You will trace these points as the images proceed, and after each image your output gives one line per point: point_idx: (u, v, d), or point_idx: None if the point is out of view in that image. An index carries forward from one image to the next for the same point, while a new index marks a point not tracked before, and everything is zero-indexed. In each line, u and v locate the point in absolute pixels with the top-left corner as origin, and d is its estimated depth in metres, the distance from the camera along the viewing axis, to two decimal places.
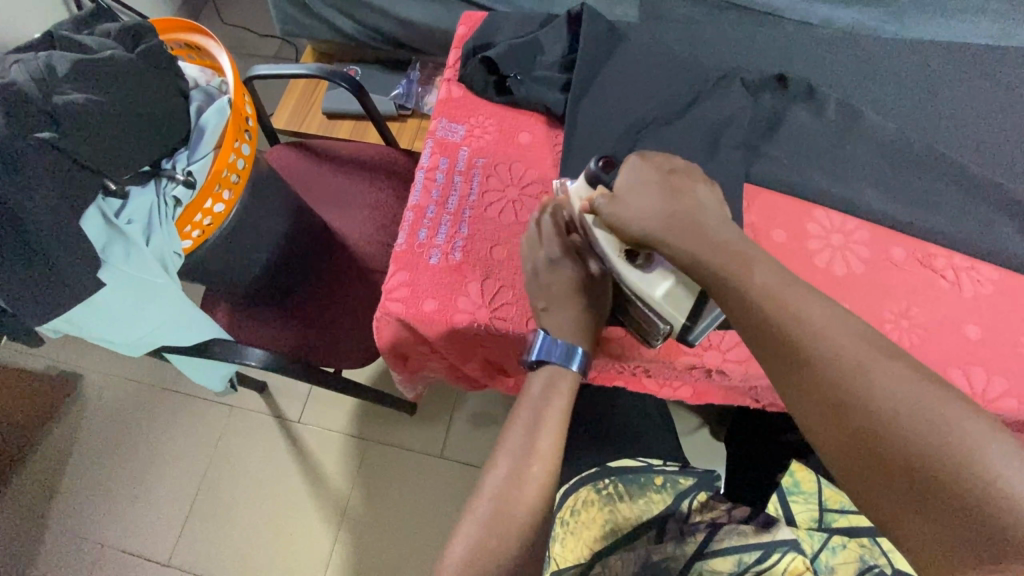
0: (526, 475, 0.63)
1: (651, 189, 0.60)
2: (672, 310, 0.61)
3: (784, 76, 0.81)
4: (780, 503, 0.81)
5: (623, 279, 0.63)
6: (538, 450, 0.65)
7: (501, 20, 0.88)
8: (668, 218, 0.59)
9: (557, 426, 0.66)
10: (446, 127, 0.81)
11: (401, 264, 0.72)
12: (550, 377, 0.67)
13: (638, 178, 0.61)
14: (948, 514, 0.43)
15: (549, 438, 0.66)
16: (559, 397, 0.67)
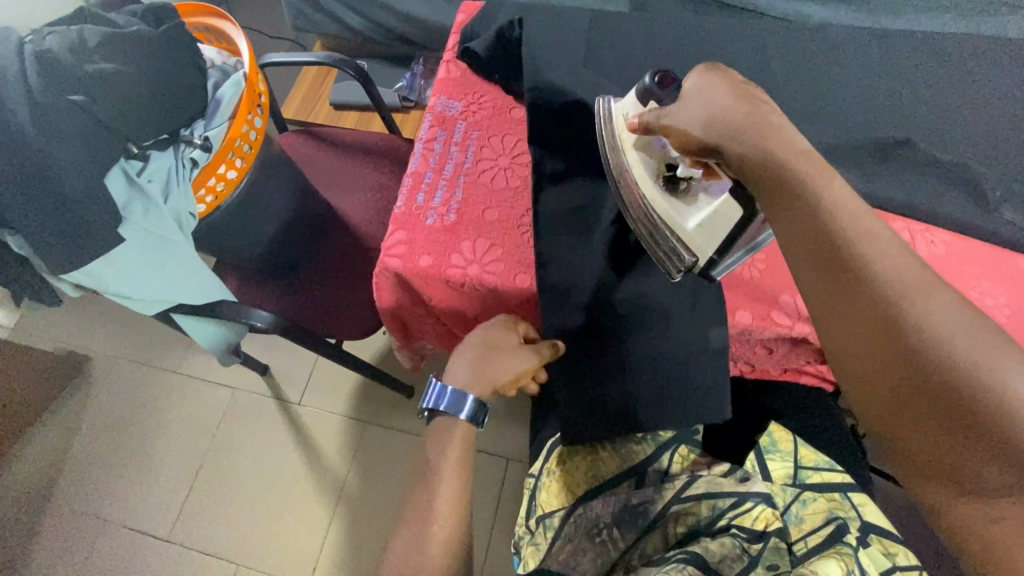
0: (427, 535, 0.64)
1: (719, 100, 0.56)
2: (699, 242, 0.63)
3: (759, 59, 0.87)
4: (757, 461, 0.80)
5: (658, 206, 0.65)
6: (434, 506, 0.67)
7: (498, 8, 0.95)
8: (733, 121, 0.55)
9: (452, 476, 0.70)
10: (445, 103, 0.87)
11: (400, 224, 0.78)
12: (444, 427, 0.74)
13: (705, 90, 0.57)
14: (984, 440, 0.41)
15: (450, 473, 0.70)
16: (455, 444, 0.72)
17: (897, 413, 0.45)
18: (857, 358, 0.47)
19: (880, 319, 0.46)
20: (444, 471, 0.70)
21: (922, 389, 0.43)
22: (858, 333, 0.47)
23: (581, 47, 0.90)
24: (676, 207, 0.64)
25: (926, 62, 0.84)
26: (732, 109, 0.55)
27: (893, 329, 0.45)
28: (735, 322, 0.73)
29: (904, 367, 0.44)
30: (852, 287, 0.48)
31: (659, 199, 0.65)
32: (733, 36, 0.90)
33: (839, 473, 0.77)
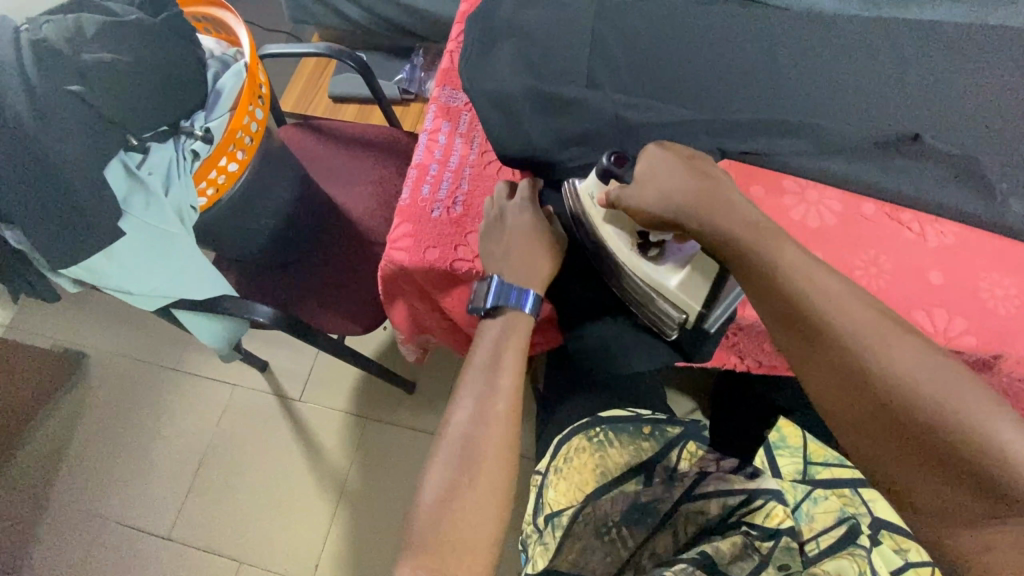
0: (489, 413, 0.69)
1: (678, 178, 0.66)
2: (687, 298, 0.68)
3: (767, 48, 0.86)
4: (766, 457, 0.83)
5: (640, 271, 0.68)
6: (496, 390, 0.70)
7: None
8: (690, 199, 0.65)
9: (513, 364, 0.72)
10: (449, 94, 0.86)
11: (405, 216, 0.77)
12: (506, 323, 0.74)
13: (663, 168, 0.66)
14: (952, 469, 0.50)
15: (513, 363, 0.72)
16: (517, 333, 0.73)
17: (879, 450, 0.55)
18: (841, 406, 0.57)
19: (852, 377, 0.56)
20: (507, 363, 0.72)
21: (896, 429, 0.53)
22: (850, 390, 0.56)
23: (586, 37, 0.88)
24: (658, 270, 0.67)
25: (937, 49, 0.82)
26: (687, 188, 0.65)
27: (872, 384, 0.55)
28: (744, 315, 0.73)
29: (878, 414, 0.54)
30: (837, 349, 0.57)
31: (639, 265, 0.68)
32: (741, 24, 0.89)
33: (849, 469, 0.79)
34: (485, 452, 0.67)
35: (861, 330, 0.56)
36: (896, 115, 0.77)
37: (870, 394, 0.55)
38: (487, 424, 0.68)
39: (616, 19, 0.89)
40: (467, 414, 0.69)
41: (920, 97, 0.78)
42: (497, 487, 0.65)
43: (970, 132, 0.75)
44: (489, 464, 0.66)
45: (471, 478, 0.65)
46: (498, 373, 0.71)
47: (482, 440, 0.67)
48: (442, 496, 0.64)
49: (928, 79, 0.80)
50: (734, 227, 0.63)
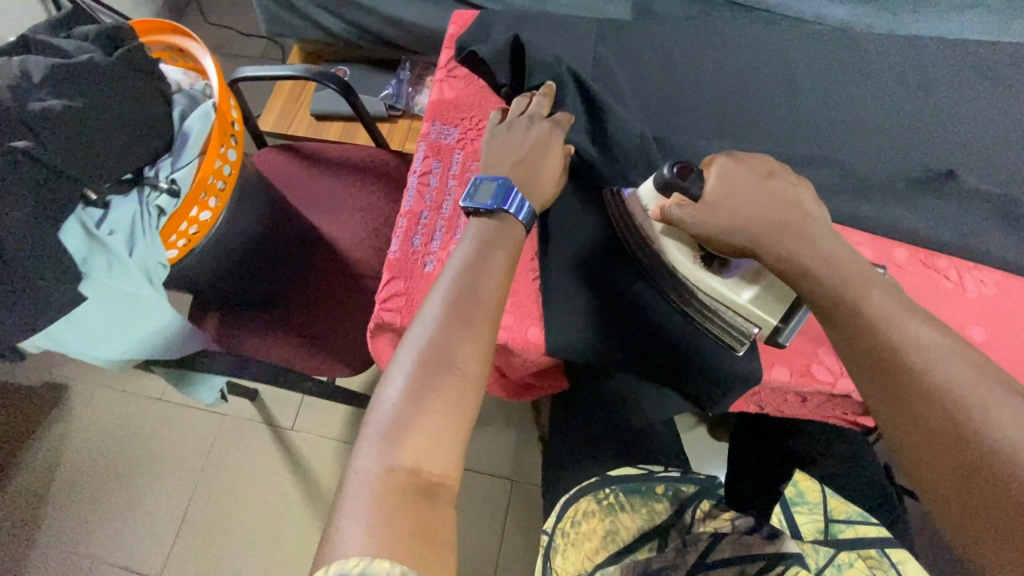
0: (471, 312, 0.57)
1: (751, 198, 0.60)
2: (759, 311, 0.63)
3: (783, 72, 0.79)
4: (783, 517, 0.74)
5: (703, 286, 0.65)
6: (481, 290, 0.58)
7: (493, 17, 0.85)
8: (766, 225, 0.59)
9: (503, 270, 0.61)
10: (440, 129, 0.79)
11: (395, 271, 0.70)
12: (498, 229, 0.63)
13: (735, 186, 0.61)
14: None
15: (502, 262, 0.61)
16: (510, 242, 0.63)
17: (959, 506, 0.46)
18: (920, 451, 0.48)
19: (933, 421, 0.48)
20: (497, 266, 0.60)
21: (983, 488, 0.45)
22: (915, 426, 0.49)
23: (587, 62, 0.81)
24: (723, 283, 0.63)
25: (968, 75, 0.76)
26: (763, 215, 0.59)
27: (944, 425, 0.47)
28: (770, 379, 0.67)
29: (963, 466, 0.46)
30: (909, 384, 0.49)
31: (703, 280, 0.64)
32: (755, 46, 0.82)
33: (873, 525, 0.70)
34: (467, 344, 0.55)
35: (954, 373, 0.49)
36: (926, 150, 0.72)
37: (950, 442, 0.47)
38: (468, 324, 0.56)
39: (618, 46, 0.83)
40: (445, 310, 0.57)
41: (951, 130, 0.72)
42: (477, 386, 0.55)
43: (1004, 167, 0.70)
44: (471, 362, 0.55)
45: (448, 372, 0.53)
46: (485, 267, 0.60)
47: (462, 341, 0.55)
48: (413, 386, 0.52)
49: (960, 108, 0.74)
50: (811, 261, 0.57)
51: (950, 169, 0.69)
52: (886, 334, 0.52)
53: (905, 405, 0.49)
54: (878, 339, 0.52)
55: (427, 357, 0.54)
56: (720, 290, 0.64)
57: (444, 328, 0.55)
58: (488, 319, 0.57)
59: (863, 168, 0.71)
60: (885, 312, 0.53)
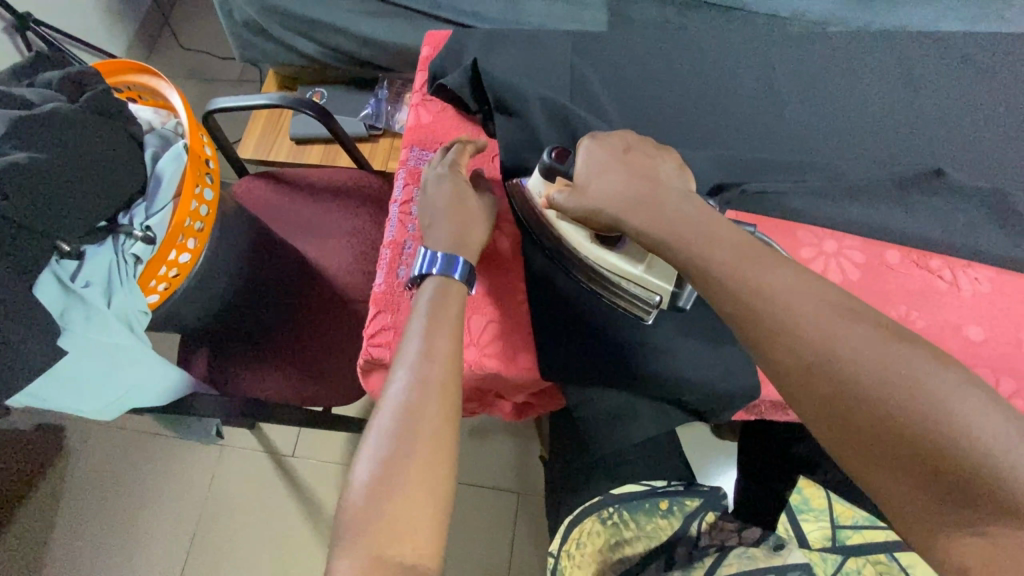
0: (427, 382, 0.56)
1: (614, 174, 0.60)
2: (656, 280, 0.62)
3: (763, 74, 0.78)
4: (789, 524, 0.74)
5: (601, 262, 0.64)
6: (434, 356, 0.58)
7: (466, 37, 0.83)
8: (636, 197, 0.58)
9: (454, 329, 0.60)
10: (418, 155, 0.77)
11: (381, 305, 0.69)
12: (441, 290, 0.63)
13: (599, 165, 0.61)
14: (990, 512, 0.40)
15: (453, 323, 0.61)
16: (454, 302, 0.62)
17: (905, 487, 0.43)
18: (859, 436, 0.45)
19: (867, 408, 0.44)
20: (445, 328, 0.60)
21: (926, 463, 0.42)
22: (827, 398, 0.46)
23: (563, 77, 0.79)
24: (616, 260, 0.63)
25: (950, 69, 0.75)
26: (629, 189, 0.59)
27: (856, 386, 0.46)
28: (770, 393, 0.67)
29: (898, 444, 0.43)
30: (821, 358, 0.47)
31: (599, 255, 0.63)
32: (732, 51, 0.81)
33: (881, 532, 0.71)
34: (423, 426, 0.54)
35: (873, 351, 0.46)
36: (912, 148, 0.71)
37: (857, 406, 0.45)
38: (425, 395, 0.55)
39: (594, 60, 0.81)
40: (401, 385, 0.56)
41: (936, 126, 0.71)
42: (444, 463, 0.53)
43: (992, 160, 0.69)
44: (430, 441, 0.53)
45: (406, 458, 0.52)
46: (432, 340, 0.58)
47: (420, 412, 0.54)
48: (373, 482, 0.50)
49: (943, 103, 0.73)
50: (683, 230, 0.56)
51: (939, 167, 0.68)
52: (795, 321, 0.48)
53: (834, 397, 0.46)
54: (795, 327, 0.48)
55: (384, 447, 0.52)
56: (615, 262, 0.63)
57: (397, 414, 0.54)
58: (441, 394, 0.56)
59: (852, 170, 0.69)
60: (787, 292, 0.50)
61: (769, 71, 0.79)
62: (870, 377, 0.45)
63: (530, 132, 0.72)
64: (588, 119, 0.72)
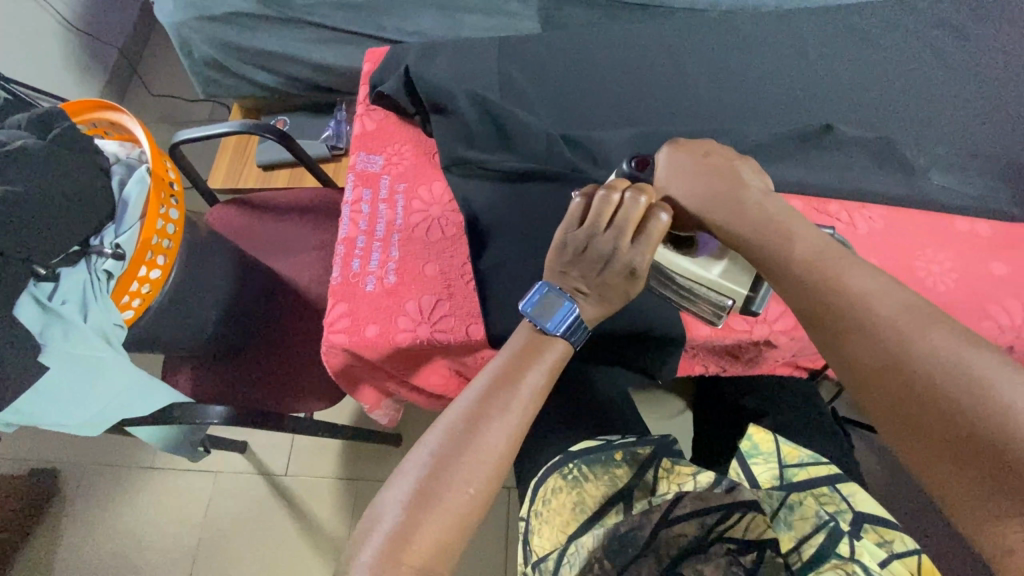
0: (495, 418, 0.60)
1: (688, 177, 0.63)
2: (737, 288, 0.64)
3: (676, 57, 0.86)
4: (739, 469, 0.78)
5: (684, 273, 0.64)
6: (513, 399, 0.62)
7: (403, 50, 0.90)
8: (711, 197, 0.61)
9: (537, 376, 0.63)
10: (365, 159, 0.84)
11: (338, 296, 0.74)
12: (539, 338, 0.65)
13: (676, 170, 0.63)
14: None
15: (538, 374, 0.64)
16: (551, 355, 0.65)
17: (950, 477, 0.46)
18: (907, 434, 0.49)
19: (920, 405, 0.48)
20: (532, 376, 0.63)
21: (976, 458, 0.44)
22: (885, 382, 0.50)
23: (492, 77, 0.86)
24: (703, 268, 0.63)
25: (840, 36, 0.83)
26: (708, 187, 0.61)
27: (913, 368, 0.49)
28: (695, 336, 0.72)
29: (947, 440, 0.46)
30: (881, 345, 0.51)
31: (681, 266, 0.64)
32: (645, 39, 0.89)
33: (823, 466, 0.75)
34: (485, 462, 0.59)
35: (940, 357, 0.49)
36: (809, 110, 0.78)
37: (916, 393, 0.48)
38: (491, 431, 0.60)
39: (520, 59, 0.88)
40: (467, 411, 0.61)
41: (828, 89, 0.79)
42: (484, 491, 0.58)
43: (879, 113, 0.77)
44: (482, 471, 0.58)
45: (460, 480, 0.57)
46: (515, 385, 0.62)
47: (480, 440, 0.59)
48: (420, 490, 0.56)
49: (832, 67, 0.81)
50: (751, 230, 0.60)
51: (829, 123, 0.75)
52: (875, 328, 0.52)
53: (883, 379, 0.50)
54: (872, 322, 0.52)
55: (440, 464, 0.58)
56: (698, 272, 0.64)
57: (461, 440, 0.59)
58: (508, 437, 0.61)
59: (758, 134, 0.76)
60: (872, 304, 0.53)
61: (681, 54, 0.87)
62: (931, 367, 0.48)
63: (463, 129, 0.80)
64: (512, 111, 0.79)
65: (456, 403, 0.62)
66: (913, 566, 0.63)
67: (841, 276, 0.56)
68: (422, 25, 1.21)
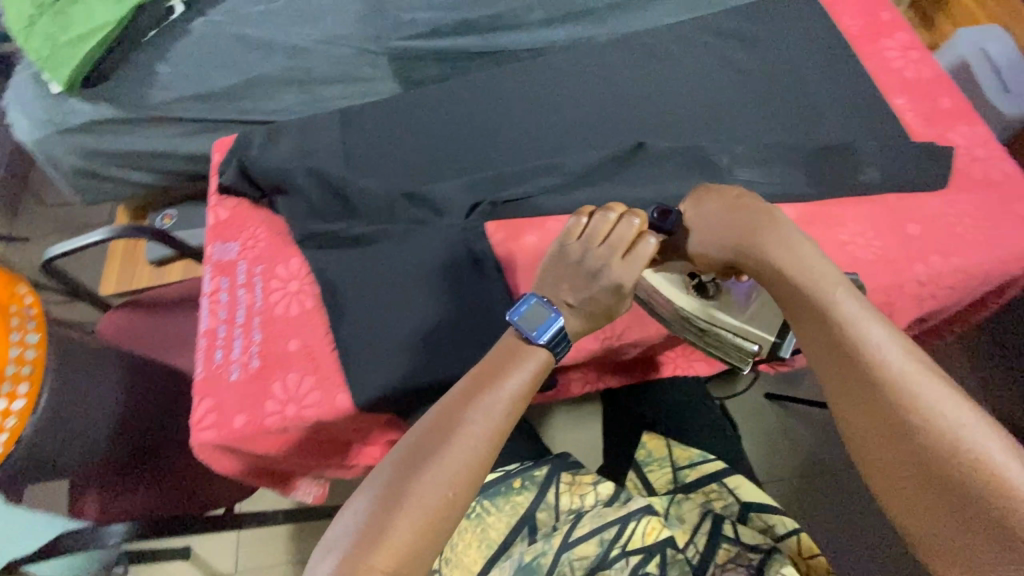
0: (456, 443, 0.57)
1: (718, 219, 0.62)
2: (759, 328, 0.64)
3: (508, 101, 0.91)
4: (638, 479, 0.84)
5: (701, 314, 0.65)
6: (474, 424, 0.59)
7: (248, 135, 0.93)
8: (738, 240, 0.61)
9: (502, 408, 0.60)
10: (220, 249, 0.85)
11: (203, 391, 0.74)
12: (513, 347, 0.64)
13: (706, 214, 0.63)
14: (999, 539, 0.42)
15: (512, 393, 0.61)
16: (529, 368, 0.62)
17: (930, 521, 0.46)
18: (870, 451, 0.51)
19: (906, 443, 0.48)
20: (502, 397, 0.60)
21: (950, 500, 0.45)
22: (871, 411, 0.51)
23: (338, 148, 0.89)
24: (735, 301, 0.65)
25: (649, 58, 0.91)
26: (740, 231, 0.61)
27: (909, 405, 0.49)
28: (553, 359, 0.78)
29: (906, 455, 0.48)
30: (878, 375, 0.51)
31: (702, 308, 0.65)
32: (479, 88, 0.94)
33: (711, 463, 0.82)
34: (443, 488, 0.56)
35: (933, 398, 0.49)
36: (627, 131, 0.85)
37: (906, 430, 0.48)
38: (450, 459, 0.57)
39: (361, 124, 0.92)
40: (434, 433, 0.58)
41: (641, 108, 0.86)
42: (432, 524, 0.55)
43: (687, 125, 0.84)
44: (441, 497, 0.55)
45: (422, 486, 0.55)
46: (492, 389, 0.60)
47: (440, 467, 0.56)
48: (383, 496, 0.55)
49: (645, 88, 0.88)
50: (787, 265, 0.58)
51: (643, 140, 0.81)
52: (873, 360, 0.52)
53: (877, 408, 0.50)
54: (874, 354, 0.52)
55: (403, 470, 0.56)
56: (717, 314, 0.64)
57: (431, 446, 0.57)
58: (481, 444, 0.58)
59: (582, 162, 0.82)
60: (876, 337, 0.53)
61: (513, 97, 0.92)
62: (924, 408, 0.49)
63: (310, 205, 0.83)
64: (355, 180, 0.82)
65: (432, 409, 0.61)
66: (792, 547, 0.70)
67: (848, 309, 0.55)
68: (283, 101, 1.24)
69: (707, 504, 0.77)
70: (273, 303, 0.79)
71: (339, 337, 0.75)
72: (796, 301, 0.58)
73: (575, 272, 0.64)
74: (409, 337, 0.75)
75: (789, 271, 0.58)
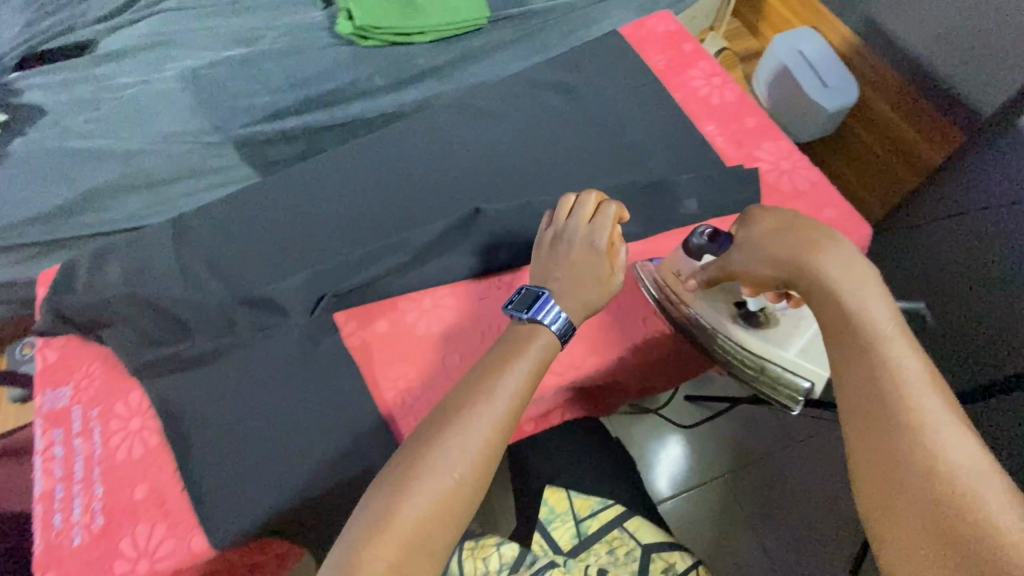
0: (467, 448, 0.53)
1: (766, 244, 0.58)
2: (812, 366, 0.68)
3: (346, 185, 0.91)
4: (543, 539, 0.78)
5: (749, 340, 0.71)
6: (479, 427, 0.54)
7: (75, 264, 0.87)
8: (787, 264, 0.56)
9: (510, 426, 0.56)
10: (51, 397, 0.78)
11: (42, 566, 0.67)
12: (525, 333, 0.63)
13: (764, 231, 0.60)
14: None
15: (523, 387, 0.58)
16: (540, 343, 0.61)
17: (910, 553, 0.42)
18: (886, 510, 0.44)
19: (901, 468, 0.44)
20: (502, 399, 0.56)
21: (939, 537, 0.41)
22: (874, 424, 0.46)
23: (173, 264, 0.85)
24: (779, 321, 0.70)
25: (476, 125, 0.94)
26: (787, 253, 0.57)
27: (917, 433, 0.44)
28: None
29: (899, 477, 0.44)
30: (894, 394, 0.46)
31: (743, 336, 0.71)
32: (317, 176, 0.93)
33: (610, 509, 0.80)
34: (443, 491, 0.51)
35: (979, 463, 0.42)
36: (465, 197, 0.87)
37: (902, 455, 0.44)
38: (443, 473, 0.52)
39: (199, 228, 0.89)
40: (445, 435, 0.54)
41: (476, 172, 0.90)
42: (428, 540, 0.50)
43: (520, 184, 0.89)
44: (439, 507, 0.51)
45: (433, 471, 0.52)
46: (504, 370, 0.58)
47: (447, 473, 0.52)
48: (394, 488, 0.51)
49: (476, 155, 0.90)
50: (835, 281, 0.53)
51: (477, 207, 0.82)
52: (909, 409, 0.45)
53: (881, 422, 0.46)
54: (891, 373, 0.47)
55: (411, 470, 0.52)
56: (763, 344, 0.70)
57: (451, 420, 0.55)
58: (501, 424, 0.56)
59: (424, 232, 0.82)
60: (923, 391, 0.46)
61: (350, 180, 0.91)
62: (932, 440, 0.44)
63: (149, 327, 0.78)
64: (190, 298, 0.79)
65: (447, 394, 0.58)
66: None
67: (899, 355, 0.48)
68: (118, 205, 1.08)
69: (612, 553, 0.75)
70: (113, 448, 0.73)
71: (191, 467, 0.70)
72: (819, 309, 0.54)
73: (559, 249, 0.70)
74: (266, 450, 0.71)
75: (832, 290, 0.53)
